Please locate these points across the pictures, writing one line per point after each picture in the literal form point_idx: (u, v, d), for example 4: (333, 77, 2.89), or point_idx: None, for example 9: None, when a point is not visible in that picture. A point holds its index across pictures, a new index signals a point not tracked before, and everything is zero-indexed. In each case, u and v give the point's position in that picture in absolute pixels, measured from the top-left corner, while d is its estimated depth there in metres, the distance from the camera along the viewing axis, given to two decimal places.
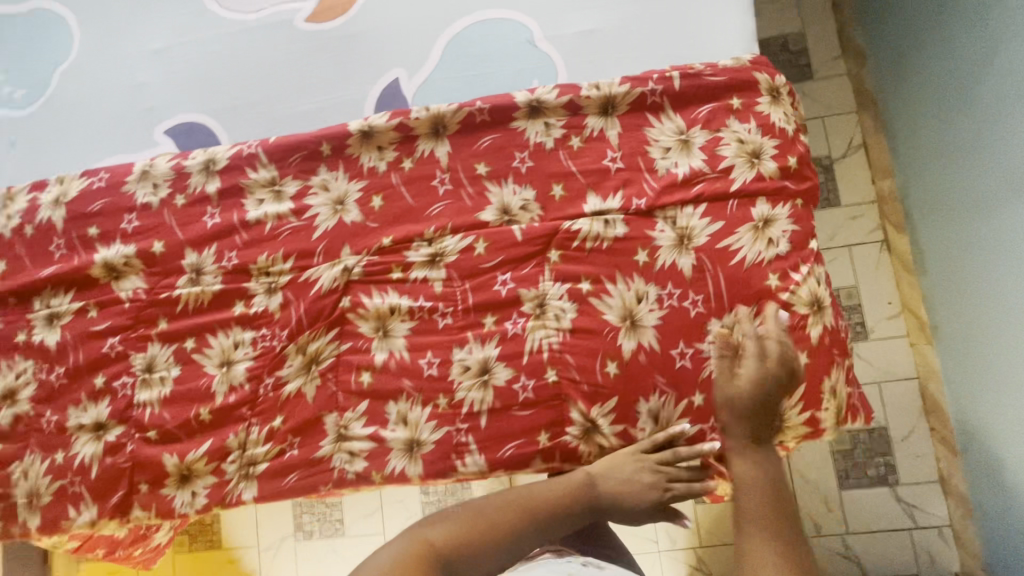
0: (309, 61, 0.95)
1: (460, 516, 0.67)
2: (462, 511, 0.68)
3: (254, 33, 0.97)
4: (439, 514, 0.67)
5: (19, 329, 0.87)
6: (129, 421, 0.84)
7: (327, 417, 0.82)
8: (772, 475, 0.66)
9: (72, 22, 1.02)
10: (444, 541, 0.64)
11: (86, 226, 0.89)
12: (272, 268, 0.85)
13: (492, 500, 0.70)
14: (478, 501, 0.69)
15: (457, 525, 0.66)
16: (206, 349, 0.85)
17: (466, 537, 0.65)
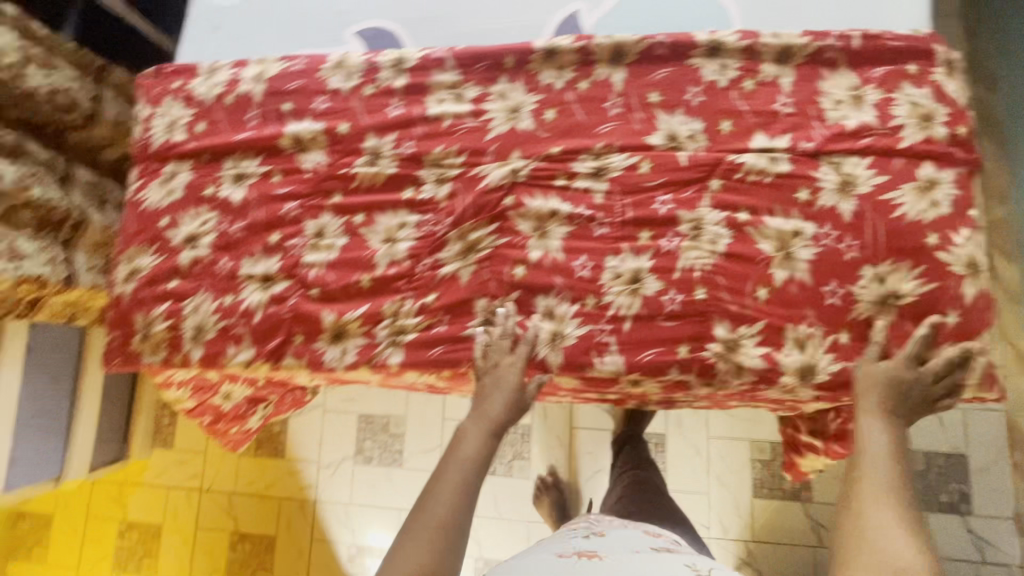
0: None
1: (448, 494, 0.78)
2: (444, 485, 0.78)
3: None
4: (433, 491, 0.78)
5: (208, 183, 0.97)
6: (295, 278, 0.92)
7: (478, 302, 0.88)
8: (878, 447, 0.73)
9: None
10: (450, 519, 0.76)
11: (280, 102, 0.97)
12: (444, 161, 0.92)
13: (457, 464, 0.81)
14: (450, 476, 0.79)
15: (446, 501, 0.77)
16: (373, 224, 0.92)
17: (463, 505, 0.77)
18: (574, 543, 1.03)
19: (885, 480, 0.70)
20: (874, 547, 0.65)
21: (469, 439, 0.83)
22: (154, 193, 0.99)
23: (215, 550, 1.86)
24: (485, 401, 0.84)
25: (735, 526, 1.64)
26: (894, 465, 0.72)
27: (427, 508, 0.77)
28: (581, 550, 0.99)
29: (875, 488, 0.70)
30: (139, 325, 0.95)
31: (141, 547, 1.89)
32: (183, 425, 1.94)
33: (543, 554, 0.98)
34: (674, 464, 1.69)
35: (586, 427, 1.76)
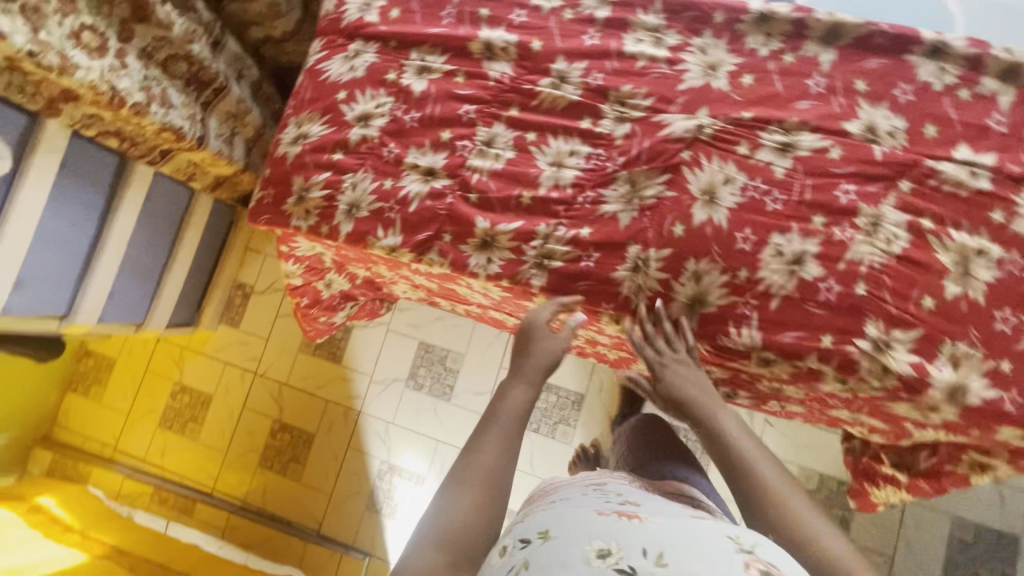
0: None
1: (494, 441, 0.79)
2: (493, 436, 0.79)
3: None
4: (483, 438, 0.79)
5: (391, 69, 0.98)
6: (456, 179, 0.93)
7: (630, 248, 0.88)
8: (734, 428, 0.81)
9: None
10: (495, 469, 0.76)
11: (479, 6, 0.98)
12: (630, 100, 0.91)
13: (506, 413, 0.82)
14: (499, 424, 0.80)
15: (493, 448, 0.78)
16: (543, 146, 0.93)
17: (508, 454, 0.78)
18: (603, 502, 0.80)
19: (754, 457, 0.79)
20: (788, 517, 0.72)
21: (516, 389, 0.84)
22: (337, 67, 1.01)
23: (255, 433, 1.92)
24: (527, 359, 0.88)
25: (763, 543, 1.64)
26: (750, 440, 0.81)
27: (475, 453, 0.78)
28: (618, 510, 0.75)
29: (762, 467, 0.77)
30: (298, 189, 0.98)
31: (188, 412, 1.97)
32: (253, 309, 2.01)
33: (574, 510, 0.74)
34: (716, 470, 1.69)
35: (633, 410, 1.75)
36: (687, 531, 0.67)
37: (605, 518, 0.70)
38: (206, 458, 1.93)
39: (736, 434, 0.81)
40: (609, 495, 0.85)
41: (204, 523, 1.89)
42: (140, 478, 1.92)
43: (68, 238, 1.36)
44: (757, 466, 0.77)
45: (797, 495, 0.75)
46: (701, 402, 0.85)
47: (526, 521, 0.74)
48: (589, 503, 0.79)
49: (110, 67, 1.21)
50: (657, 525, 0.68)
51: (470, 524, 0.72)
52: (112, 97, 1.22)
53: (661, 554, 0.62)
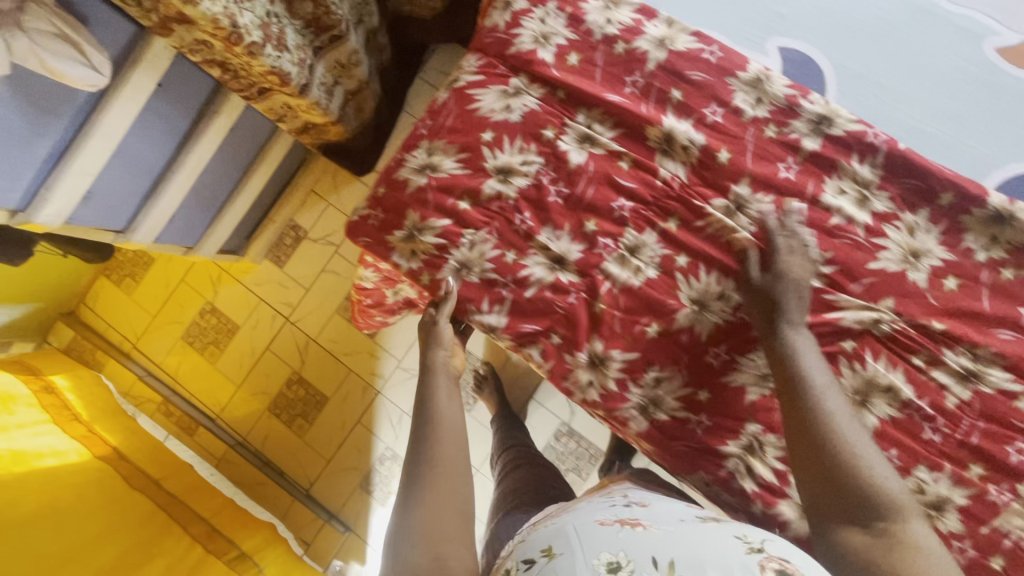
0: (967, 94, 0.91)
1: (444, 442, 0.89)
2: (442, 452, 0.87)
3: (931, 27, 0.93)
4: (438, 468, 0.84)
5: (551, 124, 0.86)
6: (586, 279, 0.83)
7: (749, 425, 0.78)
8: (813, 369, 0.73)
9: None
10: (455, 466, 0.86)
11: (672, 85, 0.84)
12: (807, 260, 0.79)
13: (447, 426, 0.91)
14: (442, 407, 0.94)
15: (454, 477, 0.84)
16: (691, 277, 0.82)
17: (456, 467, 0.86)
18: (606, 509, 0.82)
19: (834, 413, 0.71)
20: (867, 480, 0.68)
21: (446, 401, 0.95)
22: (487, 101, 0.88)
23: (271, 378, 1.90)
24: (435, 373, 0.99)
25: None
26: (821, 388, 0.72)
27: (439, 474, 0.84)
28: (620, 517, 0.77)
29: (839, 420, 0.71)
30: (410, 227, 0.88)
31: (211, 334, 1.94)
32: (300, 254, 1.93)
33: (576, 521, 0.76)
34: None
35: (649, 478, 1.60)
36: (698, 536, 0.69)
37: (606, 525, 0.73)
38: (217, 384, 1.92)
39: (819, 378, 0.73)
40: (609, 498, 0.88)
41: (201, 446, 1.90)
42: (152, 383, 1.92)
43: (144, 157, 1.27)
44: (826, 402, 0.71)
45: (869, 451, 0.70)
46: (789, 317, 0.75)
47: (528, 542, 0.77)
48: (595, 511, 0.82)
49: None
50: (663, 532, 0.71)
51: (448, 558, 0.74)
52: (231, 33, 1.09)
53: (673, 564, 0.63)
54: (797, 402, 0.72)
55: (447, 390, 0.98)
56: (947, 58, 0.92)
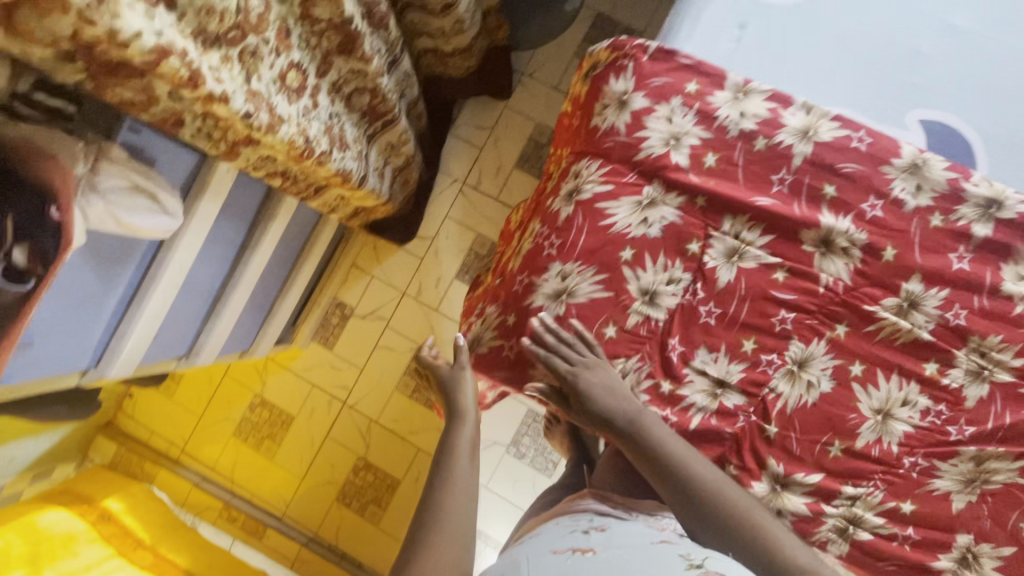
0: None
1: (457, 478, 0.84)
2: (443, 508, 0.79)
3: None
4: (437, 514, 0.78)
5: (695, 237, 0.83)
6: (755, 398, 0.79)
7: (959, 536, 0.74)
8: (671, 441, 0.76)
9: None
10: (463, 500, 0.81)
11: (819, 177, 0.81)
12: (997, 354, 0.75)
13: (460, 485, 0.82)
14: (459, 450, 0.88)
15: (451, 533, 0.76)
16: (869, 386, 0.77)
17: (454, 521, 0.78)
18: (565, 536, 0.78)
19: (708, 478, 0.75)
20: (756, 529, 0.72)
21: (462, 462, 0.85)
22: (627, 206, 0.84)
23: (336, 466, 1.81)
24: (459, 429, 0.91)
25: None
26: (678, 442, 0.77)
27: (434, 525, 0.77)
28: (575, 545, 0.74)
29: (708, 482, 0.74)
30: (563, 374, 0.80)
31: (266, 428, 1.85)
32: (350, 333, 1.84)
33: (528, 553, 0.74)
34: None
35: None
36: (639, 559, 0.67)
37: (557, 557, 0.71)
38: (279, 480, 1.83)
39: (676, 445, 0.76)
40: (572, 521, 0.83)
41: (273, 549, 1.79)
42: (210, 489, 1.82)
43: (204, 281, 1.18)
44: (720, 492, 0.74)
45: (740, 504, 0.74)
46: (644, 421, 0.78)
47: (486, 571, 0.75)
48: (554, 536, 0.79)
49: (304, 109, 0.99)
50: (609, 557, 0.69)
51: None
52: (304, 149, 1.00)
53: None
54: (677, 471, 0.75)
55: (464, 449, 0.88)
56: None
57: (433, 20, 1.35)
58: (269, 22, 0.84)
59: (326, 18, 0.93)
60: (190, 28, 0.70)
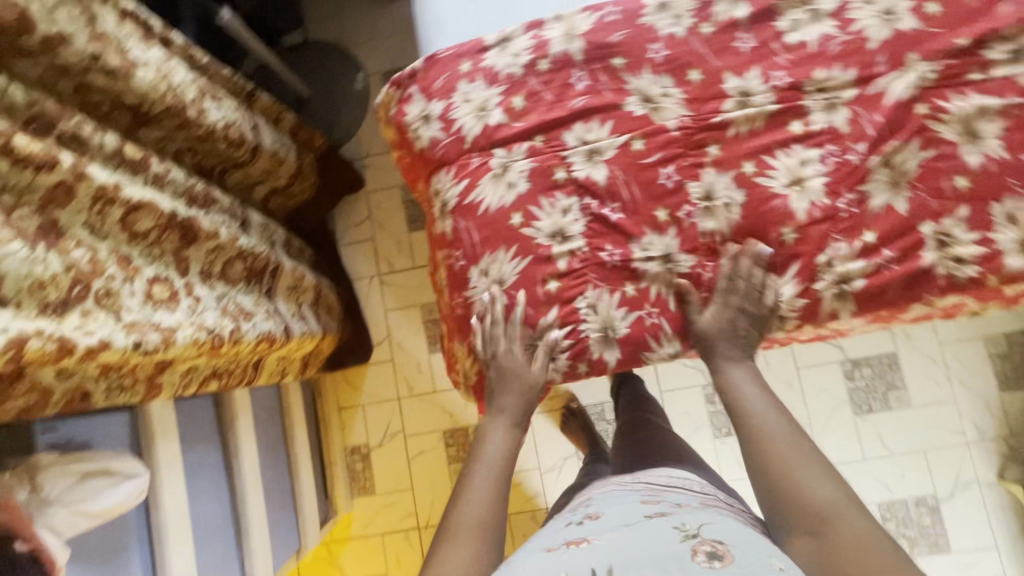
0: None
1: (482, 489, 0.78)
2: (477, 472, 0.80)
3: None
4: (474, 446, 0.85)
5: (556, 166, 0.85)
6: (700, 248, 0.81)
7: (924, 227, 0.78)
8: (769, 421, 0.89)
9: None
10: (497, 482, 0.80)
11: (609, 58, 0.86)
12: (829, 83, 0.82)
13: (488, 455, 0.83)
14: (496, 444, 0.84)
15: (486, 486, 0.79)
16: (769, 172, 0.81)
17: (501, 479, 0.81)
18: (560, 531, 0.84)
19: (757, 409, 0.92)
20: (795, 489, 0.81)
21: (493, 437, 0.85)
22: (478, 59, 0.90)
23: None
24: (501, 393, 0.88)
25: (990, 425, 1.61)
26: (785, 428, 0.88)
27: (472, 478, 0.80)
28: (569, 539, 0.79)
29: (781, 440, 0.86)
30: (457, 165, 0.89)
31: None
32: (380, 468, 1.79)
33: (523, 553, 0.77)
34: (913, 381, 1.64)
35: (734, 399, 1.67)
36: (635, 540, 0.74)
37: (553, 554, 0.74)
38: None
39: (751, 395, 0.94)
40: (569, 516, 0.89)
41: None
42: None
43: (213, 514, 1.14)
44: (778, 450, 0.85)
45: (807, 470, 0.82)
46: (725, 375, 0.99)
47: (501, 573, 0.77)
48: (543, 538, 0.83)
49: (190, 308, 1.01)
50: (605, 542, 0.74)
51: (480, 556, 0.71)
52: (213, 339, 1.01)
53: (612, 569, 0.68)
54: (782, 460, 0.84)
55: (514, 418, 0.86)
56: None
57: (252, 168, 1.39)
58: (106, 260, 0.86)
59: (153, 226, 0.96)
60: (34, 309, 0.72)
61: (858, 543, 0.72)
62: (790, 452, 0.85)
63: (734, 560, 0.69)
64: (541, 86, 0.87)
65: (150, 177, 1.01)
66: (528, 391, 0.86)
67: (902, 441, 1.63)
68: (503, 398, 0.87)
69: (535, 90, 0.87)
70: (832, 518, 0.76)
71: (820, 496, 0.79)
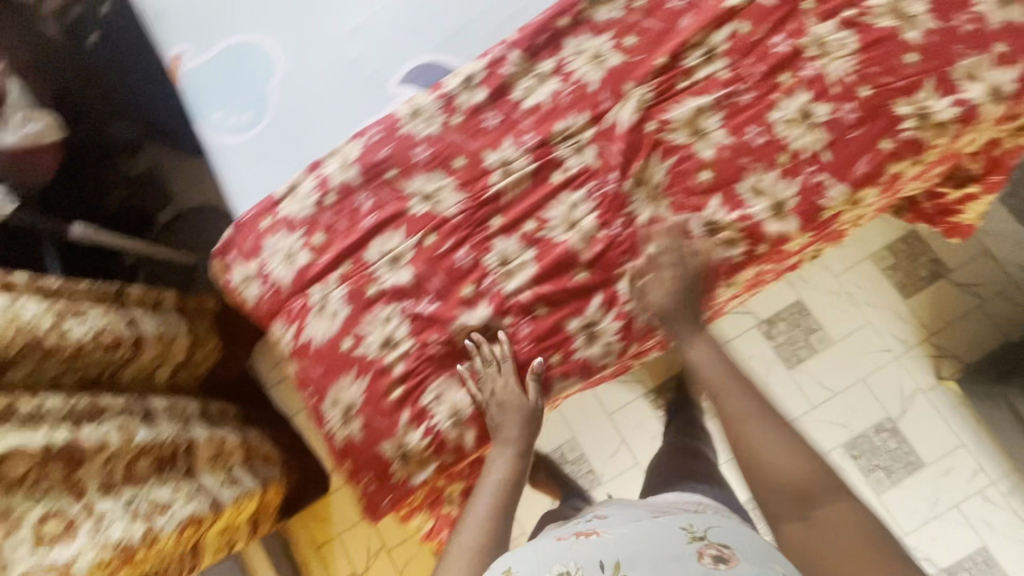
0: None
1: (478, 520, 0.75)
2: (477, 503, 0.78)
3: None
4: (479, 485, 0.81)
5: (367, 283, 0.91)
6: (512, 310, 0.88)
7: (692, 223, 0.86)
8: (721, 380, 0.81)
9: (274, 49, 1.09)
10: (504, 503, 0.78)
11: (383, 173, 0.95)
12: (568, 130, 0.91)
13: (488, 487, 0.81)
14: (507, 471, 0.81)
15: (487, 515, 0.76)
16: (547, 222, 0.89)
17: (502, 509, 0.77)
18: (571, 527, 0.81)
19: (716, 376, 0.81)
20: (765, 468, 0.74)
21: (496, 466, 0.83)
22: (276, 212, 0.98)
23: None
24: (502, 427, 0.84)
25: (910, 332, 1.68)
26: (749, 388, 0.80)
27: (475, 508, 0.78)
28: (580, 531, 0.76)
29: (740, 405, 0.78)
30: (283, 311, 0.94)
31: None
32: None
33: (535, 542, 0.74)
34: (826, 318, 1.71)
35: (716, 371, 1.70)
36: (644, 533, 0.69)
37: (562, 542, 0.70)
38: None
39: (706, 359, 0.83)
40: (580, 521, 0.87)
41: None
42: None
43: None
44: (735, 413, 0.78)
45: (785, 443, 0.75)
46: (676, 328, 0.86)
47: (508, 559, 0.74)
48: (554, 533, 0.80)
49: (93, 530, 1.02)
50: (616, 534, 0.70)
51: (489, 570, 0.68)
52: (123, 552, 1.03)
53: (618, 563, 0.63)
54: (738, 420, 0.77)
55: (520, 450, 0.84)
56: None
57: (143, 358, 1.42)
58: None
59: (29, 469, 0.98)
60: None
61: (847, 531, 0.68)
62: (753, 421, 0.77)
63: (740, 562, 0.64)
64: (335, 218, 0.95)
65: (23, 417, 1.03)
66: (530, 420, 0.85)
67: (838, 378, 1.67)
68: (510, 431, 0.85)
69: (331, 223, 0.95)
70: (819, 503, 0.71)
71: (800, 474, 0.73)
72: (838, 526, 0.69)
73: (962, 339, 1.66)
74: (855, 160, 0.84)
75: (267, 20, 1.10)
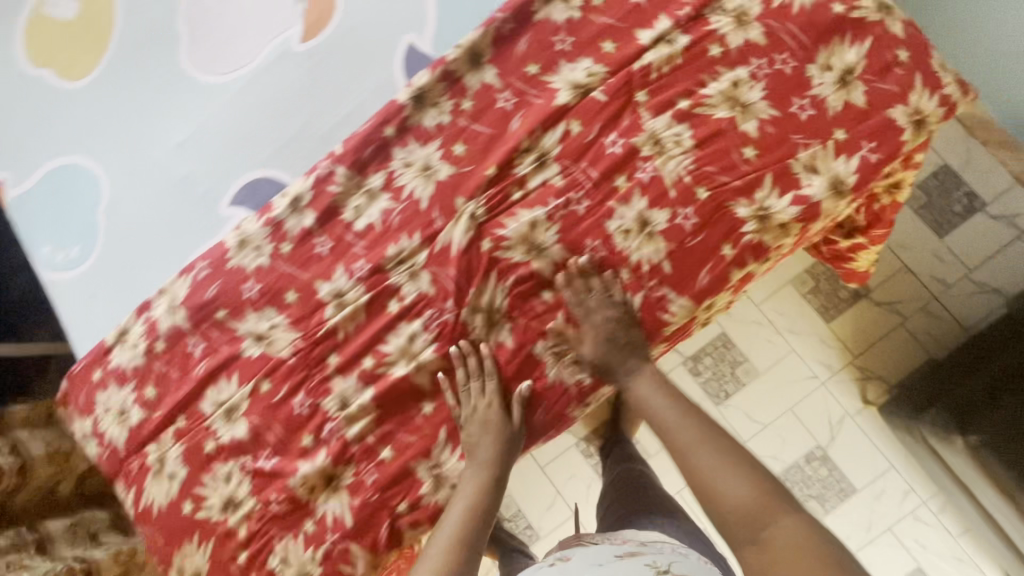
0: (324, 74, 0.96)
1: (440, 544, 0.74)
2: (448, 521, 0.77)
3: (267, 72, 0.98)
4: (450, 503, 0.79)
5: (204, 438, 0.85)
6: (356, 457, 0.82)
7: (536, 348, 0.83)
8: (667, 413, 0.82)
9: (99, 173, 1.01)
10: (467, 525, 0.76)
11: (213, 313, 0.88)
12: (400, 255, 0.85)
13: (454, 512, 0.78)
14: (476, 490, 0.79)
15: (454, 538, 0.75)
16: (386, 357, 0.84)
17: (465, 542, 0.75)
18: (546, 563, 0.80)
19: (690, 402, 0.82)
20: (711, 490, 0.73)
21: (466, 484, 0.80)
22: (107, 362, 0.91)
23: None
24: (479, 446, 0.81)
25: (834, 356, 1.58)
26: (692, 423, 0.80)
27: (442, 529, 0.76)
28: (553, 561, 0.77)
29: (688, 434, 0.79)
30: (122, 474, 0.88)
31: None
32: None
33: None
34: (752, 350, 1.60)
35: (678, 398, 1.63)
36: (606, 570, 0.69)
37: None
38: None
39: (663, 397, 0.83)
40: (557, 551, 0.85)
41: None
42: None
43: None
44: (676, 440, 0.79)
45: (728, 467, 0.74)
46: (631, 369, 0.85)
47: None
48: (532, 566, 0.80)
49: None
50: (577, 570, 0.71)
51: None
52: None
53: None
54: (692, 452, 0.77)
55: (495, 473, 0.81)
56: (286, 72, 0.97)
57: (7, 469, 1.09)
58: None
59: None
60: None
61: (795, 557, 0.64)
62: (695, 450, 0.77)
63: None
64: (168, 367, 0.89)
65: None
66: (509, 443, 0.81)
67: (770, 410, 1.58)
68: (489, 450, 0.80)
69: (163, 372, 0.88)
70: (770, 526, 0.67)
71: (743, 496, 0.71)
72: (793, 550, 0.64)
73: (887, 359, 1.56)
74: (698, 268, 0.82)
75: (89, 141, 1.02)
